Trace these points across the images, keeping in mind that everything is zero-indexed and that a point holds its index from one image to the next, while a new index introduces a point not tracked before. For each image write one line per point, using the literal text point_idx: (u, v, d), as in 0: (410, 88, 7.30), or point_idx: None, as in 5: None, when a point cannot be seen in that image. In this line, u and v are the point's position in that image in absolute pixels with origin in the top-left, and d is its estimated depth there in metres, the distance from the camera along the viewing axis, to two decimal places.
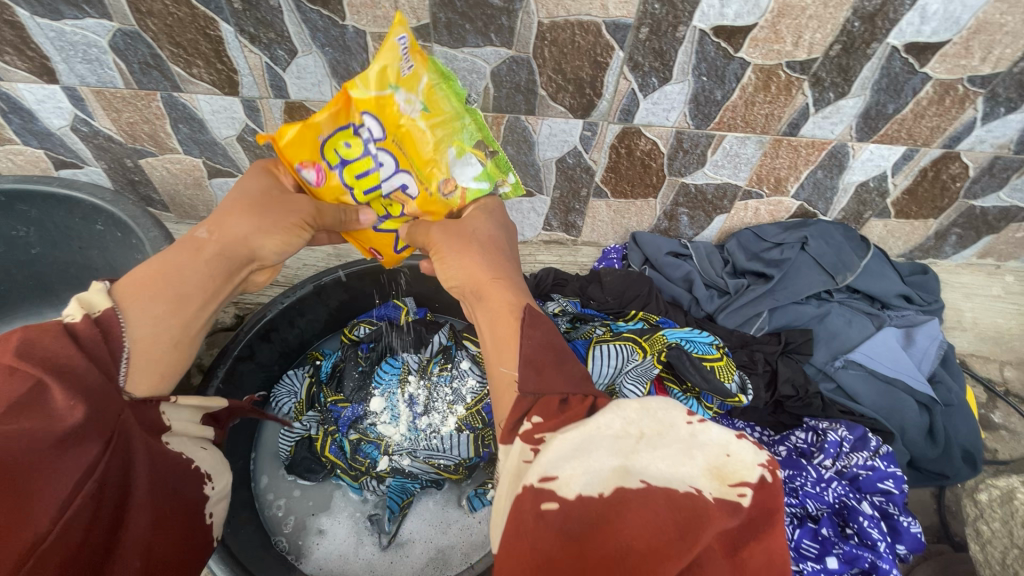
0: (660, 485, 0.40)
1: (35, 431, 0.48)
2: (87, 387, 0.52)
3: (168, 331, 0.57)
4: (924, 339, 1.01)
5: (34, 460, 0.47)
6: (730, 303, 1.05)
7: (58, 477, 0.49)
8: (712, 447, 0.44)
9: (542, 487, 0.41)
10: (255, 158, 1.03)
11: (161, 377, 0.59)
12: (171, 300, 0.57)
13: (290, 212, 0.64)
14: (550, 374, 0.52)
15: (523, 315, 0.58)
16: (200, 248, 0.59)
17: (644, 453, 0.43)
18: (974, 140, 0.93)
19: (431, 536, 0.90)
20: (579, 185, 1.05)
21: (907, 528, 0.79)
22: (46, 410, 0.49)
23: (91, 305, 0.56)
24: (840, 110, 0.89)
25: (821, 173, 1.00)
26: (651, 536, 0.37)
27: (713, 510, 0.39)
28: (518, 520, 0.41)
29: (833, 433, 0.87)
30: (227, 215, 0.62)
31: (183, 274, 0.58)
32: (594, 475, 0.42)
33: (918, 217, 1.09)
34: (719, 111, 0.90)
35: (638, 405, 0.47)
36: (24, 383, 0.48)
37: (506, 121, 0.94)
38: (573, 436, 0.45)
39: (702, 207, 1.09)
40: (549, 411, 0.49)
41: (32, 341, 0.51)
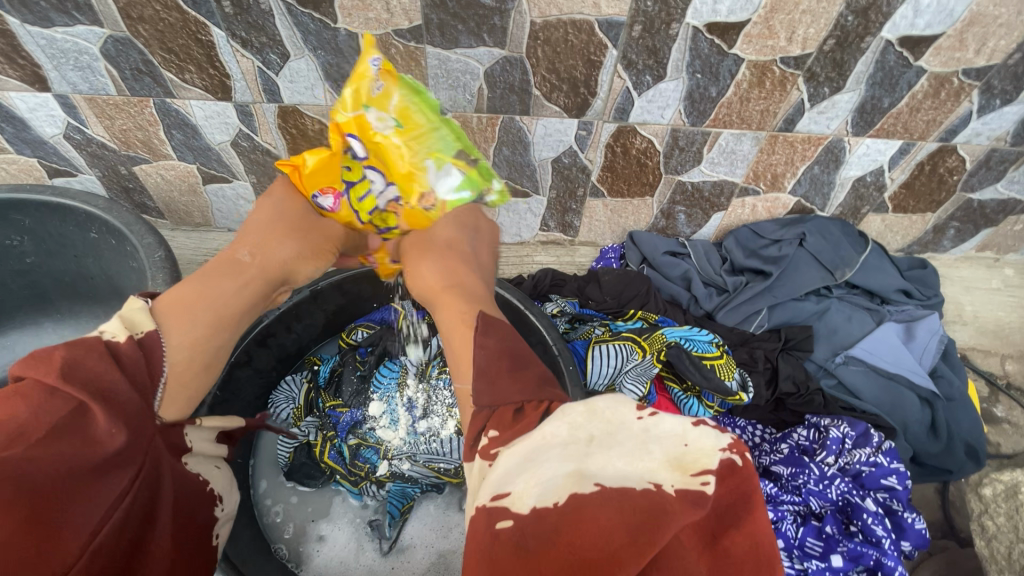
0: (615, 486, 0.40)
1: (75, 456, 0.47)
2: (125, 413, 0.51)
3: (210, 350, 0.59)
4: (924, 333, 1.01)
5: (66, 488, 0.46)
6: (729, 301, 1.04)
7: (94, 501, 0.48)
8: (668, 440, 0.44)
9: (495, 505, 0.40)
10: (250, 162, 1.02)
11: (188, 403, 0.60)
12: (209, 322, 0.59)
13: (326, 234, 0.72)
14: (503, 384, 0.53)
15: (477, 322, 0.60)
16: (241, 275, 0.63)
17: (597, 456, 0.42)
18: (970, 133, 0.93)
19: (432, 540, 0.89)
20: (576, 185, 1.05)
21: (911, 524, 0.78)
22: (85, 435, 0.48)
23: (132, 325, 0.56)
24: (835, 104, 0.89)
25: (818, 168, 1.00)
26: (606, 542, 0.36)
27: (675, 504, 0.38)
28: (476, 543, 0.39)
29: (835, 429, 0.85)
30: (268, 238, 0.67)
31: (218, 294, 0.61)
32: (547, 485, 0.40)
33: (916, 211, 1.08)
34: (714, 108, 0.90)
35: (585, 408, 0.46)
36: (68, 404, 0.47)
37: (501, 122, 0.93)
38: (523, 450, 0.45)
39: (699, 205, 1.08)
40: (504, 422, 0.49)
41: (73, 359, 0.50)
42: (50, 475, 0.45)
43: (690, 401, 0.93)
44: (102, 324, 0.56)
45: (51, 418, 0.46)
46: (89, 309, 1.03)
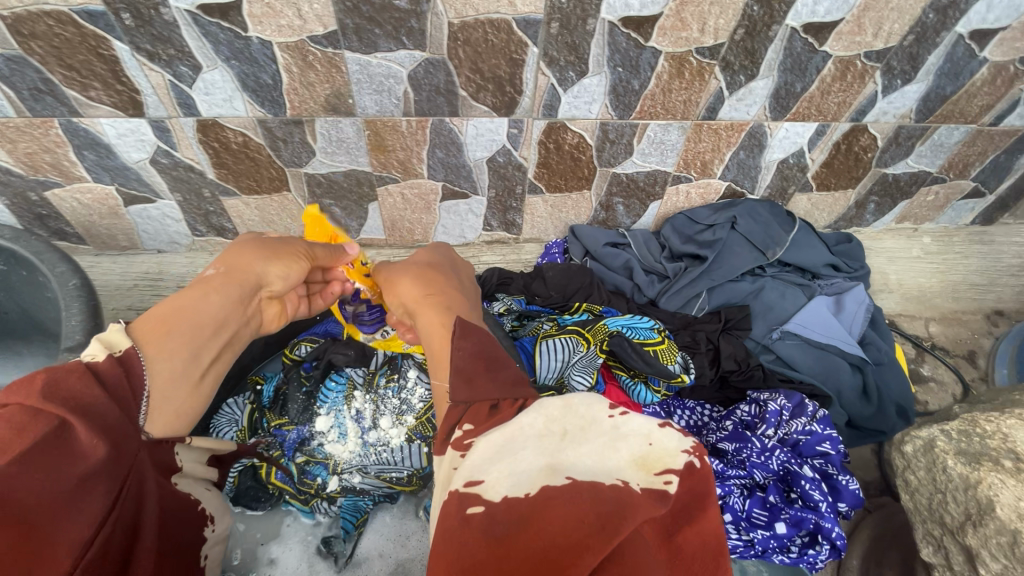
0: (587, 480, 0.41)
1: (60, 478, 0.44)
2: (107, 425, 0.49)
3: (179, 366, 0.56)
4: (852, 303, 1.06)
5: (56, 505, 0.44)
6: (670, 287, 1.07)
7: (84, 520, 0.46)
8: (636, 438, 0.46)
9: (467, 492, 0.42)
10: (173, 180, 0.98)
11: (176, 417, 0.58)
12: (194, 334, 0.58)
13: (297, 245, 0.73)
14: (481, 382, 0.52)
15: (455, 327, 0.61)
16: (212, 286, 0.62)
17: (568, 451, 0.44)
18: (878, 112, 0.98)
19: (389, 551, 0.88)
20: (513, 183, 1.05)
21: (845, 486, 0.81)
22: (71, 452, 0.45)
23: (110, 345, 0.53)
24: (752, 92, 0.92)
25: (743, 153, 1.04)
26: (572, 531, 0.37)
27: (639, 498, 0.40)
28: (447, 527, 0.41)
29: (772, 402, 0.89)
30: (236, 255, 0.67)
31: (201, 311, 0.60)
32: (520, 477, 0.42)
33: (838, 188, 1.14)
34: (639, 100, 0.92)
35: (561, 403, 0.49)
36: (50, 424, 0.44)
37: (431, 124, 0.92)
38: (498, 438, 0.46)
39: (635, 195, 1.10)
40: (480, 417, 0.50)
41: (55, 378, 0.47)
42: (35, 502, 0.43)
43: (637, 387, 0.94)
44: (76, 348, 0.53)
45: (37, 436, 0.43)
46: (5, 345, 0.96)
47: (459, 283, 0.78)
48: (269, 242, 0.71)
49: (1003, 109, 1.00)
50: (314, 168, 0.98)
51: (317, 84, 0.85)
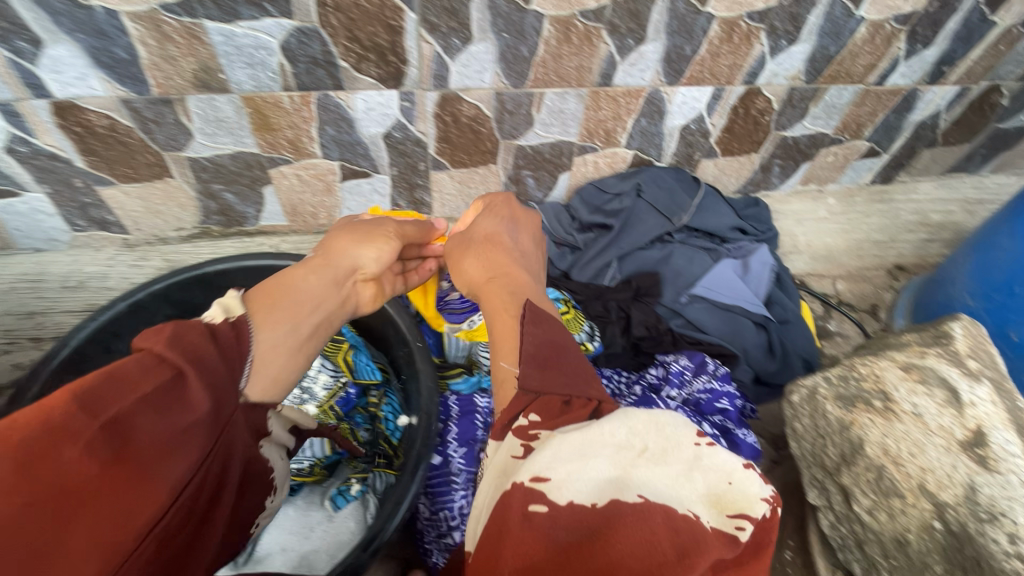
0: (660, 504, 0.42)
1: (173, 416, 0.50)
2: (208, 384, 0.55)
3: (284, 337, 0.65)
4: (757, 265, 1.09)
5: (167, 446, 0.48)
6: (581, 258, 1.07)
7: (187, 458, 0.50)
8: (715, 473, 0.45)
9: (533, 487, 0.43)
10: (37, 170, 0.90)
11: (269, 384, 0.64)
12: (290, 312, 0.67)
13: (379, 227, 0.82)
14: (551, 374, 0.55)
15: (525, 312, 0.65)
16: (311, 267, 0.73)
17: (642, 469, 0.44)
18: (769, 74, 1.00)
19: (292, 543, 0.76)
20: (415, 160, 1.02)
21: (743, 438, 0.82)
22: (182, 401, 0.52)
23: (229, 310, 0.63)
24: (643, 56, 0.92)
25: (645, 121, 1.04)
26: (641, 556, 0.39)
27: (713, 538, 0.41)
28: (505, 520, 0.43)
29: (675, 363, 0.91)
30: (335, 240, 0.79)
31: (302, 290, 0.70)
32: (590, 484, 0.43)
33: (742, 152, 1.16)
34: (531, 67, 0.90)
35: (647, 418, 0.48)
36: (170, 372, 0.52)
37: (315, 99, 0.88)
38: (575, 439, 0.47)
39: (543, 166, 1.09)
40: (549, 411, 0.52)
41: (178, 335, 0.56)
42: (156, 432, 0.48)
43: None
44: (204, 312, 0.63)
45: (158, 381, 0.51)
46: None
47: (520, 255, 0.81)
48: (359, 229, 0.81)
49: (886, 68, 1.04)
50: (196, 151, 0.92)
51: (180, 58, 0.79)
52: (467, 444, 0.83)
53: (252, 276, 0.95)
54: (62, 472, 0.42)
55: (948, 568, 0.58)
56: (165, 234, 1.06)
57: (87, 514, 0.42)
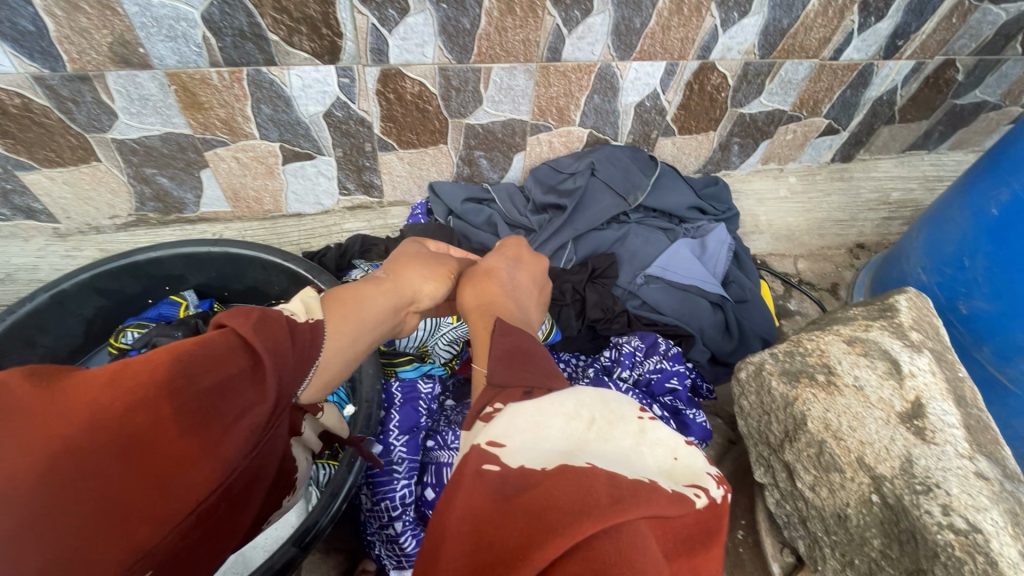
0: (605, 469, 0.35)
1: (243, 412, 0.42)
2: (281, 381, 0.46)
3: (345, 352, 0.59)
4: (714, 244, 1.07)
5: (224, 439, 0.41)
6: (536, 240, 1.03)
7: (237, 452, 0.42)
8: (661, 447, 0.40)
9: (488, 449, 0.38)
10: None
11: (322, 390, 0.57)
12: (355, 327, 0.61)
13: (439, 262, 0.79)
14: (521, 368, 0.48)
15: (495, 324, 0.58)
16: (383, 288, 0.69)
17: (594, 442, 0.39)
18: (722, 49, 0.98)
19: None
20: (361, 140, 0.98)
21: (693, 419, 0.81)
22: (253, 393, 0.43)
23: (309, 310, 0.56)
24: (591, 29, 0.89)
25: (598, 98, 1.01)
26: (577, 498, 0.33)
27: (658, 497, 0.34)
28: (456, 478, 0.38)
29: (627, 345, 0.89)
30: (403, 262, 0.76)
31: (367, 307, 0.64)
32: (538, 450, 0.38)
33: (699, 130, 1.14)
34: (474, 41, 0.87)
35: (595, 394, 0.44)
36: (245, 361, 0.43)
37: (246, 75, 0.83)
38: (527, 408, 0.42)
39: (496, 147, 1.06)
40: (513, 398, 0.44)
41: (264, 318, 0.47)
42: (213, 424, 0.40)
43: None
44: (283, 303, 0.56)
45: (232, 369, 0.42)
46: None
47: (526, 286, 0.77)
48: (422, 255, 0.80)
49: (841, 42, 1.03)
50: (122, 132, 0.87)
51: (93, 31, 0.74)
52: (410, 431, 0.82)
53: (188, 262, 0.91)
54: (111, 460, 0.36)
55: (884, 542, 0.57)
56: (98, 222, 1.01)
57: (121, 511, 0.36)
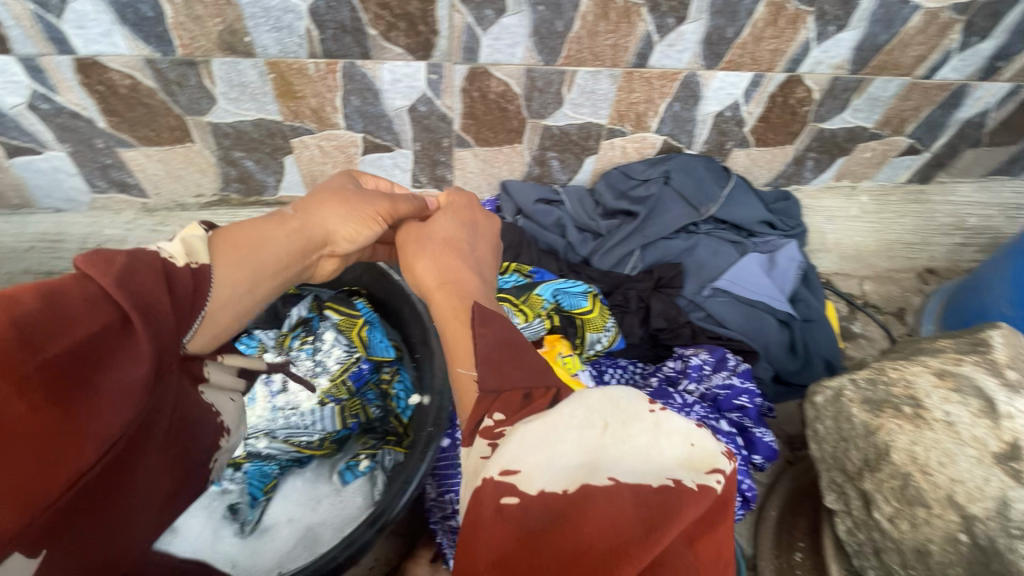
0: (630, 482, 0.38)
1: (114, 371, 0.46)
2: (161, 339, 0.49)
3: (239, 298, 0.59)
4: (784, 261, 1.06)
5: (100, 395, 0.45)
6: (604, 245, 1.04)
7: (118, 408, 0.47)
8: (676, 437, 0.41)
9: (502, 481, 0.38)
10: (59, 129, 0.89)
11: (213, 338, 0.60)
12: (251, 271, 0.59)
13: (368, 205, 0.72)
14: (510, 369, 0.49)
15: (474, 314, 0.56)
16: (286, 225, 0.65)
17: (612, 448, 0.39)
18: (812, 62, 0.96)
19: (300, 515, 0.79)
20: (439, 136, 0.99)
21: (760, 438, 0.81)
22: (123, 348, 0.47)
23: (191, 252, 0.55)
24: (682, 36, 0.88)
25: (678, 105, 1.00)
26: (611, 534, 0.35)
27: (685, 501, 0.37)
28: (477, 514, 0.38)
29: (695, 357, 0.88)
30: (325, 199, 0.70)
31: (272, 246, 0.62)
32: (558, 471, 0.38)
33: (776, 143, 1.12)
34: (564, 44, 0.87)
35: (601, 394, 0.43)
36: (110, 317, 0.46)
37: (341, 67, 0.85)
38: (536, 427, 0.41)
39: (570, 149, 1.06)
40: (512, 406, 0.46)
41: (133, 263, 0.49)
42: (77, 384, 0.44)
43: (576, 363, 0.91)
44: (161, 244, 0.55)
45: (96, 325, 0.45)
46: None
47: (474, 253, 0.75)
48: (352, 193, 0.72)
49: (937, 61, 0.99)
50: (218, 116, 0.90)
51: (206, 19, 0.77)
52: None
53: None
54: None
55: None
56: (183, 200, 1.05)
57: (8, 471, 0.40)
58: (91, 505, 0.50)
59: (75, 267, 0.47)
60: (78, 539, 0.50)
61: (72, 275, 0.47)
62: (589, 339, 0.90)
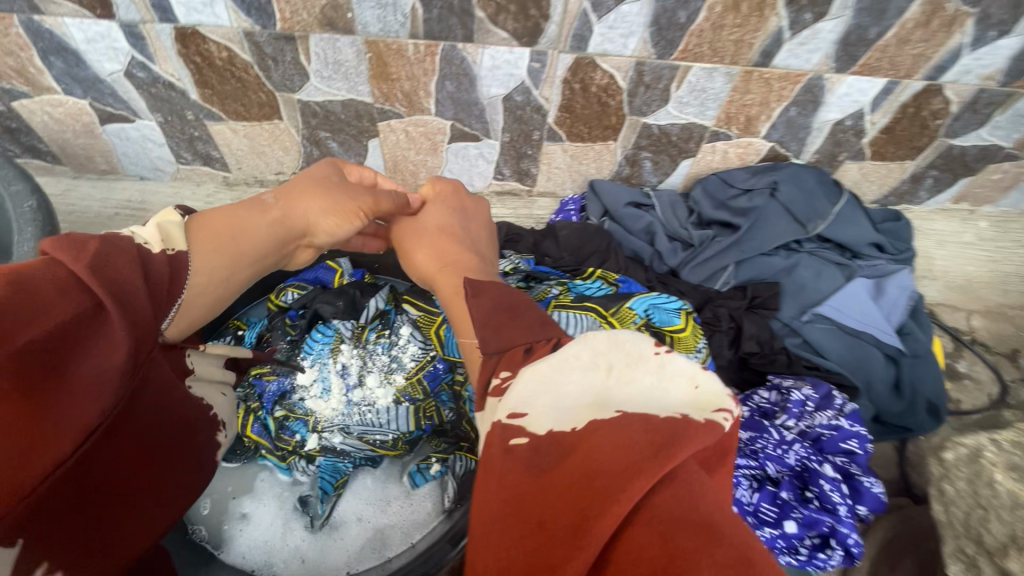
0: (636, 413, 0.37)
1: (93, 358, 0.44)
2: (138, 331, 0.47)
3: (215, 288, 0.56)
4: (895, 289, 0.96)
5: (75, 385, 0.43)
6: (695, 257, 0.97)
7: (95, 399, 0.45)
8: (680, 377, 0.40)
9: (511, 423, 0.38)
10: (153, 98, 0.87)
11: (188, 324, 0.58)
12: (229, 257, 0.57)
13: (352, 196, 0.66)
14: (510, 330, 0.46)
15: (466, 288, 0.52)
16: (265, 212, 0.61)
17: (618, 389, 0.39)
18: (959, 71, 0.85)
19: (369, 515, 0.78)
20: (530, 128, 0.93)
21: (868, 489, 0.74)
22: (101, 337, 0.44)
23: (167, 238, 0.53)
24: (817, 34, 0.79)
25: (795, 110, 0.91)
26: (619, 458, 0.34)
27: (694, 431, 0.35)
28: (487, 457, 0.38)
29: (797, 391, 0.80)
30: (298, 190, 0.64)
31: (248, 231, 0.59)
32: (563, 409, 0.39)
33: (895, 158, 1.01)
34: (683, 37, 0.79)
35: (606, 337, 0.43)
36: (86, 304, 0.43)
37: (441, 50, 0.80)
38: (541, 369, 0.41)
39: (666, 150, 0.99)
40: (515, 362, 0.44)
41: (107, 251, 0.46)
42: (50, 371, 0.41)
43: None
44: (137, 228, 0.53)
45: (73, 312, 0.42)
46: None
47: (471, 236, 0.72)
48: (336, 182, 0.67)
49: None
50: (309, 94, 0.87)
51: None
52: None
53: None
54: None
55: None
56: (264, 176, 1.03)
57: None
58: (83, 501, 0.47)
59: (42, 252, 0.44)
60: (81, 534, 0.47)
61: (43, 259, 0.44)
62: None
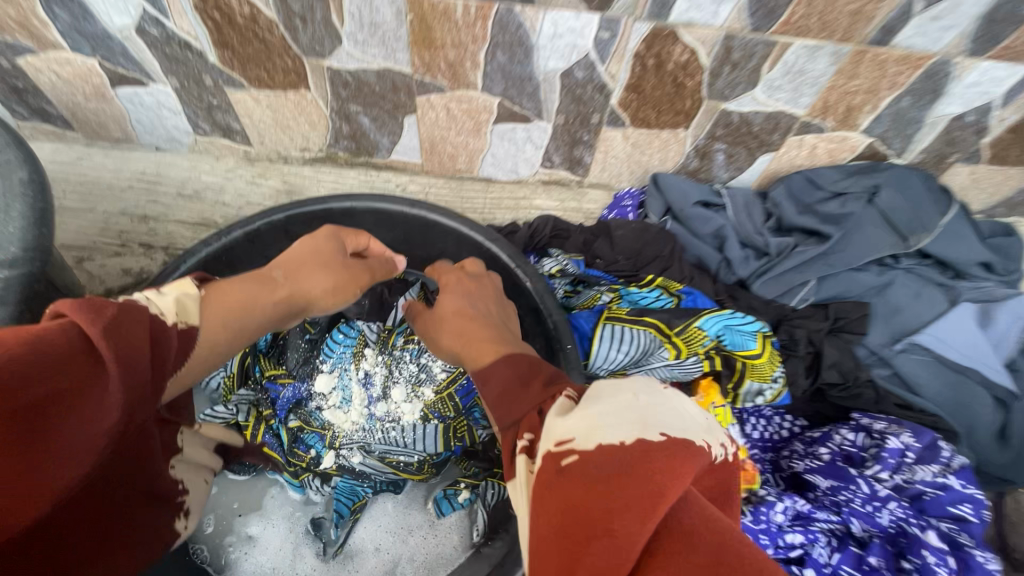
0: (678, 434, 0.38)
1: (79, 426, 0.38)
2: (133, 399, 0.41)
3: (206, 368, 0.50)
4: (1006, 318, 0.81)
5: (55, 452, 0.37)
6: (770, 268, 0.84)
7: (69, 468, 0.39)
8: (690, 408, 0.43)
9: (560, 448, 0.39)
10: (168, 60, 0.77)
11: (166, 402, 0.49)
12: (231, 338, 0.51)
13: (354, 273, 0.64)
14: (520, 400, 0.48)
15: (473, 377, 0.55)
16: (273, 292, 0.56)
17: (651, 413, 0.40)
18: None
19: (388, 545, 0.70)
20: (590, 110, 0.81)
21: (982, 565, 0.61)
22: (92, 407, 0.38)
23: (184, 310, 0.47)
24: (958, 7, 0.63)
25: (907, 100, 0.76)
26: (659, 458, 0.36)
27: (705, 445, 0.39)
28: (541, 479, 0.38)
29: (895, 439, 0.69)
30: (299, 262, 0.60)
31: (252, 309, 0.53)
32: (610, 432, 0.39)
33: (1018, 163, 0.85)
34: (791, 5, 0.64)
35: (615, 383, 0.45)
36: (82, 373, 0.37)
37: (494, 13, 0.67)
38: (575, 418, 0.41)
39: (744, 141, 0.85)
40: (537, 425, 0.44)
41: (125, 317, 0.40)
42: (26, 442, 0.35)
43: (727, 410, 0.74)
44: (152, 294, 0.46)
45: (72, 377, 0.36)
46: None
47: (479, 304, 0.64)
48: (326, 256, 0.62)
49: None
50: (340, 61, 0.76)
51: None
52: None
53: (384, 220, 0.80)
54: None
55: None
56: (287, 152, 0.93)
57: None
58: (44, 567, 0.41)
59: (59, 308, 0.38)
60: None
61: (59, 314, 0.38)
62: (749, 388, 0.73)
